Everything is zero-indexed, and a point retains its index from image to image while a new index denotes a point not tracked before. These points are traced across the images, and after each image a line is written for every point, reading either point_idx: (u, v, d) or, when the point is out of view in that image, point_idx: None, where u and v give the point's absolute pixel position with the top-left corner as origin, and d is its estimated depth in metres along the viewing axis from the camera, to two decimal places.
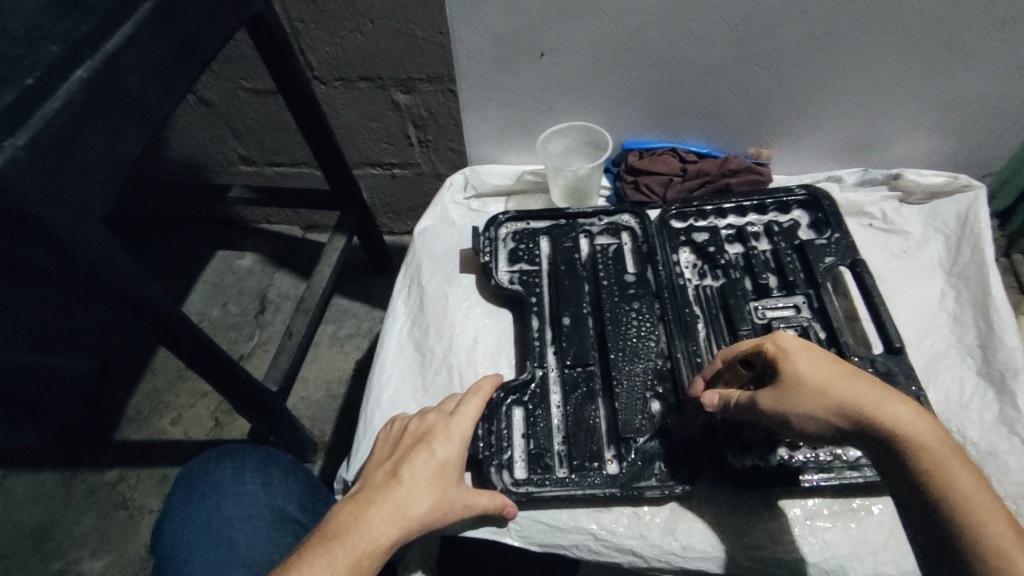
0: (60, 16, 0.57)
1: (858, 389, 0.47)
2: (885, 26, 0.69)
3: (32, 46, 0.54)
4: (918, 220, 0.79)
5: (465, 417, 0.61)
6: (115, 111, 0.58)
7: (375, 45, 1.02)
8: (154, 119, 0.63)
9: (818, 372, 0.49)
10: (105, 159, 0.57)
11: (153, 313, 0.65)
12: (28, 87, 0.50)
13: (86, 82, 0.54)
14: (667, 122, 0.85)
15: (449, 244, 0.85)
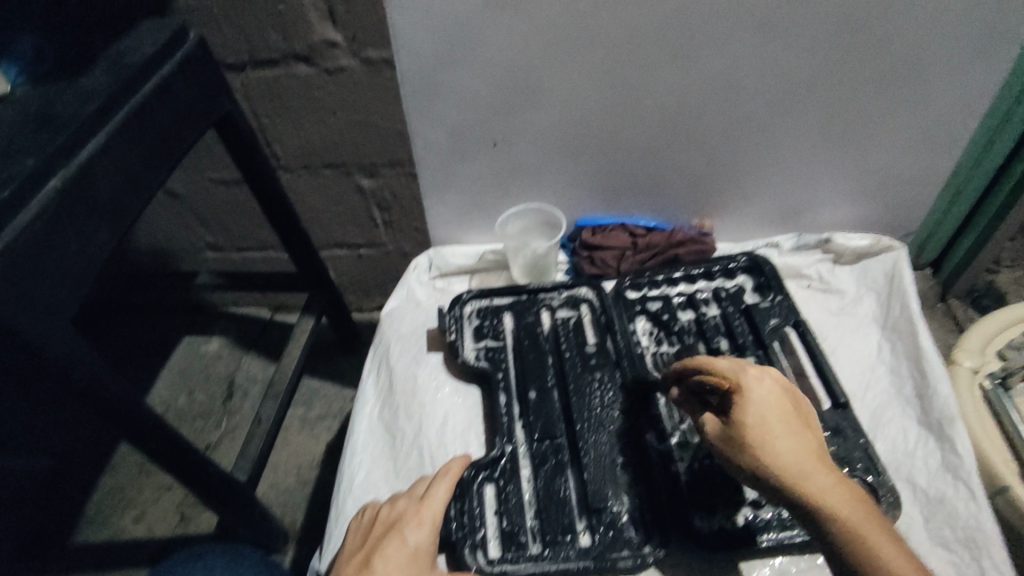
0: (35, 131, 0.60)
1: (796, 448, 0.54)
2: (796, 111, 0.78)
3: (7, 161, 0.57)
4: (851, 280, 0.86)
5: (435, 500, 0.62)
6: (88, 216, 0.60)
7: (339, 136, 1.07)
8: (126, 221, 0.66)
9: (763, 426, 0.55)
10: (75, 262, 0.59)
11: (120, 411, 0.65)
12: (3, 200, 0.53)
13: (60, 192, 0.57)
14: (615, 200, 0.91)
15: (416, 324, 0.88)
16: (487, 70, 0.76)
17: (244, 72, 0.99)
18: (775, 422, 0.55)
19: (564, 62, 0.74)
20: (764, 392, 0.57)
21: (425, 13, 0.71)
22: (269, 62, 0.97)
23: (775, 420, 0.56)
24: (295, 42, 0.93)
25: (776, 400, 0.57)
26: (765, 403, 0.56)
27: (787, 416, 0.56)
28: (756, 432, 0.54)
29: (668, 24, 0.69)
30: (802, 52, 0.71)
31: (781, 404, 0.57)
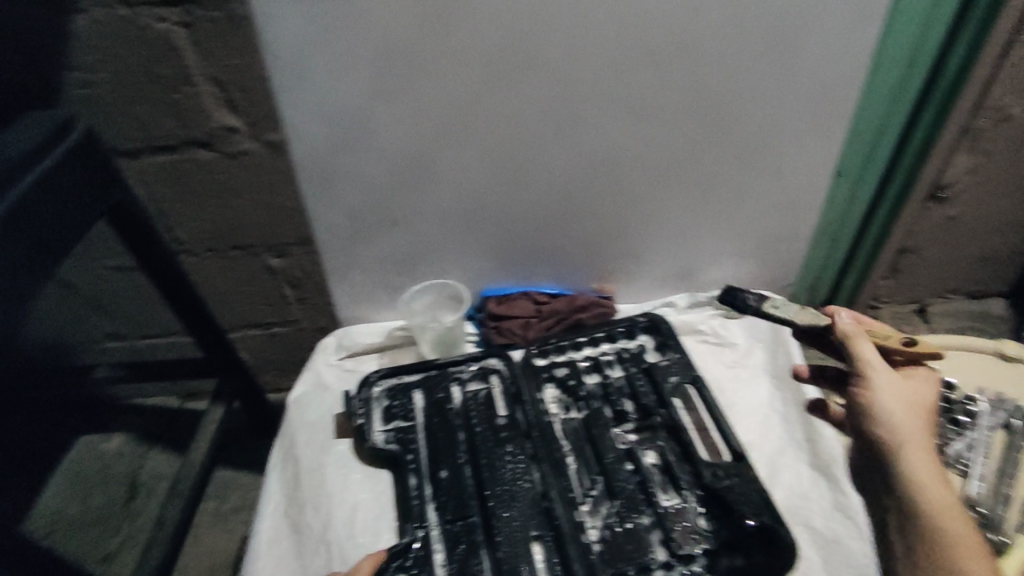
0: None
1: (902, 423, 0.54)
2: (677, 183, 0.84)
3: None
4: (742, 333, 0.91)
5: None
6: None
7: (242, 218, 1.00)
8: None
9: (903, 404, 0.54)
10: None
11: None
12: None
13: None
14: (517, 271, 0.94)
15: (323, 410, 0.86)
16: (382, 154, 0.78)
17: (138, 156, 0.91)
18: (913, 409, 0.55)
19: (455, 147, 0.78)
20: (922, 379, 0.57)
21: (316, 105, 0.73)
22: (165, 148, 0.90)
23: (906, 407, 0.54)
24: (193, 129, 0.88)
25: (932, 397, 0.56)
26: (907, 391, 0.55)
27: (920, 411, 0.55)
28: (889, 408, 0.54)
29: (548, 109, 0.75)
30: (673, 129, 0.78)
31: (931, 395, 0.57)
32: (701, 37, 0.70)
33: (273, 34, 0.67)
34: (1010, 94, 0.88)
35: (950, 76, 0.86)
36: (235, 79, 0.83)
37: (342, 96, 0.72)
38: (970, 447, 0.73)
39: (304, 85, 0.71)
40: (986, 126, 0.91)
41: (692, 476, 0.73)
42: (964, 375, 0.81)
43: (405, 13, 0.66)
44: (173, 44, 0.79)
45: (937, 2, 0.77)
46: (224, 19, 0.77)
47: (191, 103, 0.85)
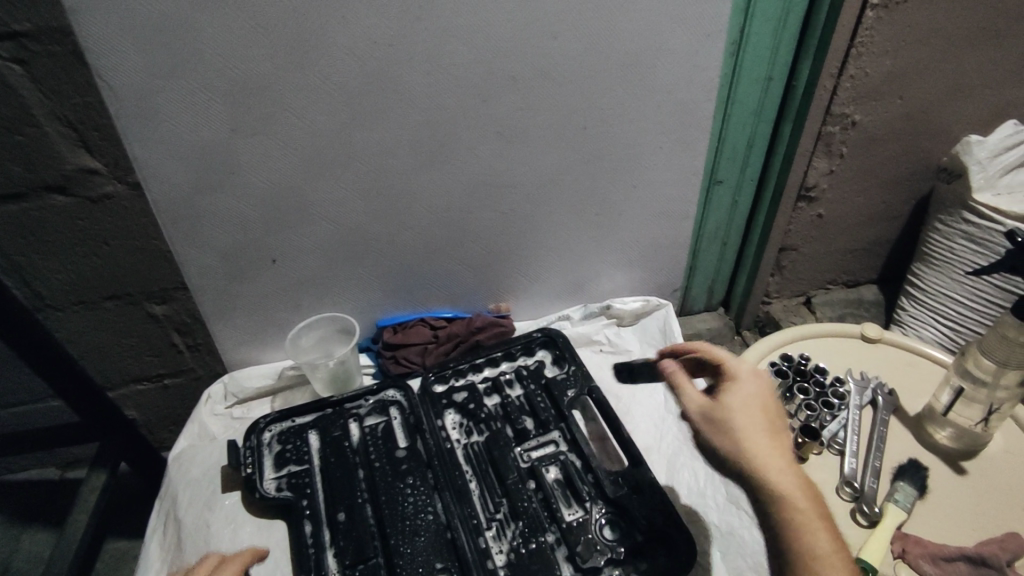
0: None
1: (747, 453, 0.53)
2: (559, 201, 0.86)
3: None
4: (635, 339, 0.95)
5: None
6: None
7: (113, 265, 0.93)
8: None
9: (750, 414, 0.55)
10: None
11: None
12: None
13: None
14: (412, 298, 0.92)
15: (207, 464, 0.80)
16: (253, 191, 0.75)
17: None
18: (756, 437, 0.54)
19: (328, 179, 0.76)
20: (751, 388, 0.56)
21: (170, 145, 0.69)
22: (11, 196, 0.82)
23: (749, 431, 0.54)
24: (41, 173, 0.81)
25: (760, 399, 0.56)
26: (749, 397, 0.56)
27: (770, 411, 0.56)
28: (739, 426, 0.54)
29: (420, 136, 0.75)
30: (546, 150, 0.80)
31: (766, 399, 0.57)
32: (561, 59, 0.72)
33: (112, 73, 0.63)
34: (853, 103, 0.96)
35: (800, 89, 0.93)
36: (86, 118, 0.77)
37: (199, 135, 0.69)
38: (843, 426, 0.78)
39: (154, 125, 0.67)
40: (836, 133, 1.00)
41: (594, 486, 0.74)
42: (834, 359, 0.88)
43: (255, 46, 0.64)
44: (9, 83, 0.72)
45: (781, 21, 0.85)
46: (66, 53, 0.71)
47: (37, 144, 0.79)
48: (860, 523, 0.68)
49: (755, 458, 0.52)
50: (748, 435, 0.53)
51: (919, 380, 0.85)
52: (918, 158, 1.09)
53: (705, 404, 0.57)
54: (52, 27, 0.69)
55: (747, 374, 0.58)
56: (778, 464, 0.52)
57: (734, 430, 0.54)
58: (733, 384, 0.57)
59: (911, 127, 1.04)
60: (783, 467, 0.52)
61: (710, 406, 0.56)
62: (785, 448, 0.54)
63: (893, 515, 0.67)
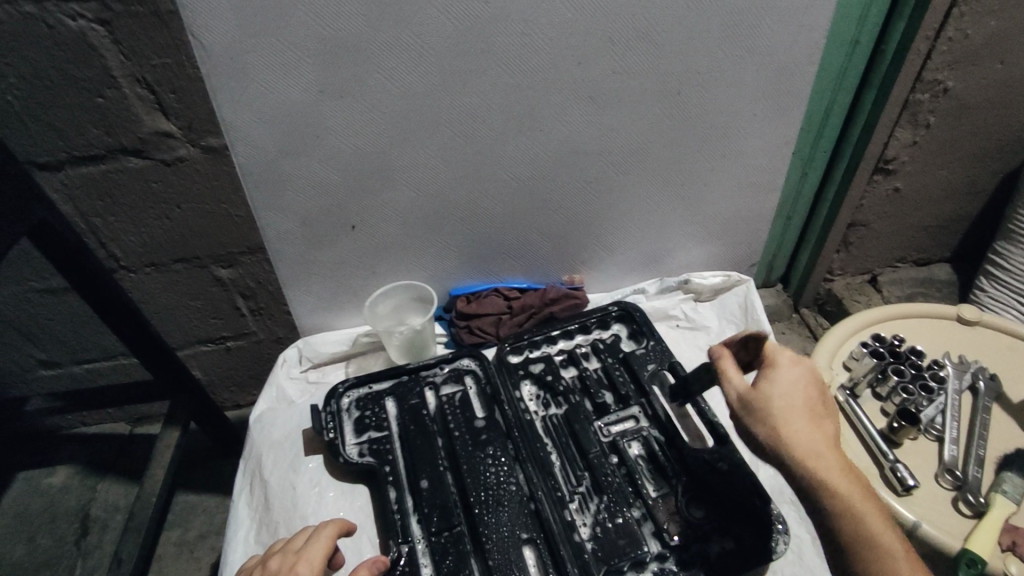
0: None
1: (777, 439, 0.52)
2: (640, 170, 0.83)
3: None
4: (712, 315, 0.91)
5: (312, 551, 0.57)
6: None
7: (185, 229, 0.94)
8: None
9: (790, 403, 0.53)
10: None
11: None
12: None
13: None
14: (485, 268, 0.91)
15: (290, 426, 0.81)
16: (337, 157, 0.74)
17: (61, 170, 0.85)
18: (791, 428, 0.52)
19: (411, 144, 0.74)
20: (792, 380, 0.55)
21: (255, 106, 0.68)
22: (91, 158, 0.84)
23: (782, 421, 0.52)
24: (119, 135, 0.82)
25: (800, 394, 0.54)
26: (789, 386, 0.55)
27: (812, 402, 0.54)
28: (780, 414, 0.53)
29: (506, 101, 0.72)
30: (633, 116, 0.77)
31: (807, 388, 0.55)
32: (660, 20, 0.68)
33: (204, 32, 0.62)
34: (948, 68, 0.89)
35: (890, 53, 0.87)
36: (164, 79, 0.77)
37: (286, 98, 0.68)
38: (941, 411, 0.75)
39: (240, 88, 0.66)
40: (926, 101, 0.93)
41: (678, 463, 0.73)
42: (930, 341, 0.85)
43: (349, 4, 0.62)
44: (92, 45, 0.73)
45: None
46: (150, 14, 0.71)
47: (118, 107, 0.79)
48: (963, 513, 0.67)
49: (795, 446, 0.51)
50: (786, 423, 0.52)
51: (1021, 365, 0.81)
52: (1016, 128, 1.01)
53: (743, 391, 0.55)
54: None
55: (788, 365, 0.56)
56: (824, 456, 0.51)
57: (778, 422, 0.52)
58: (774, 372, 0.55)
59: (1009, 94, 0.96)
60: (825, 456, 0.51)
61: (750, 391, 0.55)
62: (824, 436, 0.53)
63: (1002, 507, 0.64)
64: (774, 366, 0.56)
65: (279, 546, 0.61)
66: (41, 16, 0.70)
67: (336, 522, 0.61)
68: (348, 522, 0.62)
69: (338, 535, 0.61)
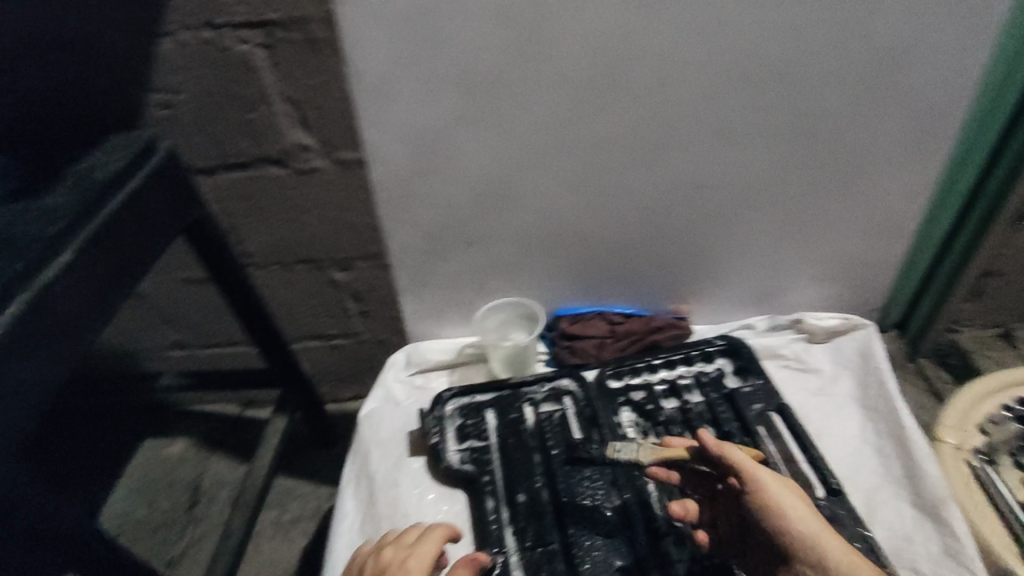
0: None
1: (810, 518, 0.57)
2: (758, 204, 0.82)
3: None
4: (826, 358, 0.86)
5: (423, 550, 0.61)
6: (47, 342, 0.64)
7: (313, 233, 1.02)
8: (86, 334, 0.69)
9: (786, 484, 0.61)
10: (32, 391, 0.62)
11: (65, 544, 0.64)
12: None
13: (21, 317, 0.61)
14: (591, 290, 0.92)
15: (396, 427, 0.85)
16: (465, 177, 0.79)
17: (215, 175, 0.95)
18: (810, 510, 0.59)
19: (535, 168, 0.78)
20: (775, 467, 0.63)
21: (397, 127, 0.74)
22: (241, 164, 0.93)
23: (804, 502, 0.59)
24: (266, 146, 0.91)
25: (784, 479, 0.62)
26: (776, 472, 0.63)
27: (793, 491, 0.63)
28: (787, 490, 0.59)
29: (631, 129, 0.74)
30: (757, 150, 0.76)
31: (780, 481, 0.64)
32: (796, 56, 0.68)
33: (361, 59, 0.69)
34: None
35: None
36: (311, 97, 0.85)
37: (427, 121, 0.74)
38: None
39: (387, 110, 0.73)
40: None
41: None
42: None
43: (496, 36, 0.67)
44: (254, 66, 0.82)
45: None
46: (304, 40, 0.80)
47: (271, 122, 0.88)
48: None
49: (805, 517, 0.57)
50: (793, 499, 0.59)
51: None
52: None
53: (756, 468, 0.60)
54: (298, 16, 0.77)
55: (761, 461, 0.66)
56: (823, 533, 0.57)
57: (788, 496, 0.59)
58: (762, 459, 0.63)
59: None
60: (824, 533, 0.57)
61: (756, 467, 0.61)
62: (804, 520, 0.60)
63: None
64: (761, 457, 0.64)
65: (389, 538, 0.65)
66: (217, 41, 0.80)
67: (444, 527, 0.64)
68: (455, 529, 0.65)
69: (446, 540, 0.63)
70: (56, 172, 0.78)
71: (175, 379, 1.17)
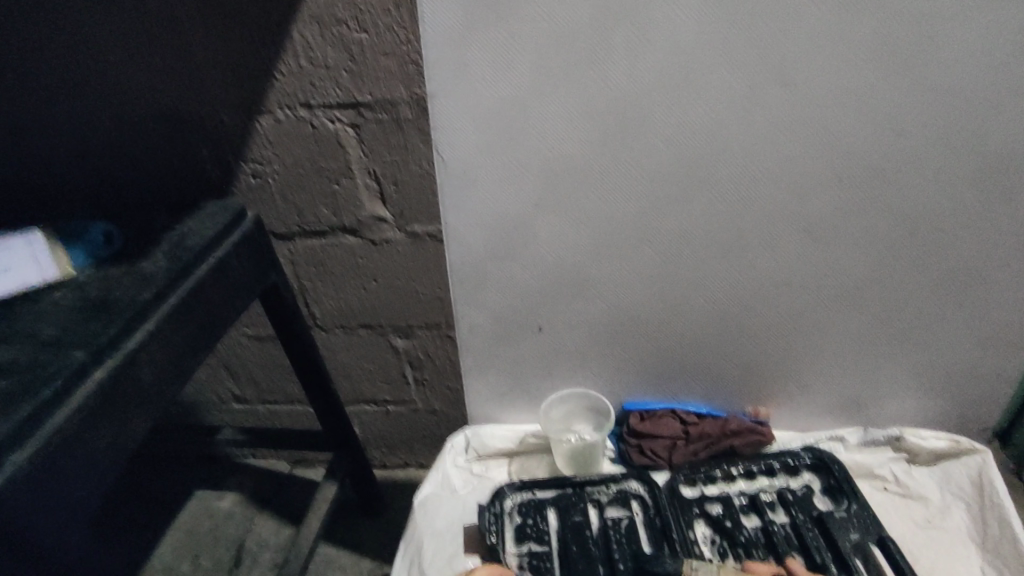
0: (88, 324, 0.65)
1: None
2: (855, 307, 0.76)
3: (57, 355, 0.61)
4: (932, 484, 0.79)
5: None
6: (125, 407, 0.63)
7: (380, 299, 1.02)
8: (162, 399, 0.69)
9: None
10: (104, 458, 0.61)
11: None
12: (43, 400, 0.56)
13: (104, 383, 0.60)
14: (664, 386, 0.87)
15: (453, 518, 0.81)
16: (541, 267, 0.77)
17: (292, 241, 0.97)
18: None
19: (616, 260, 0.75)
20: None
21: (477, 212, 0.74)
22: (319, 232, 0.95)
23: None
24: (343, 215, 0.92)
25: None
26: None
27: None
28: None
29: (718, 225, 0.71)
30: (858, 250, 0.72)
31: None
32: (902, 159, 0.65)
33: (448, 147, 0.69)
34: None
35: None
36: (391, 173, 0.87)
37: (508, 207, 0.73)
38: None
39: (468, 195, 0.73)
40: None
41: None
42: None
43: (581, 130, 0.66)
44: (340, 141, 0.85)
45: None
46: (391, 121, 0.82)
47: (350, 194, 0.90)
48: None
49: None
50: None
51: None
52: None
53: None
54: (386, 100, 0.80)
55: None
56: None
57: None
58: None
59: None
60: None
61: None
62: None
63: None
64: None
65: None
66: (309, 119, 0.83)
67: None
68: None
69: None
70: (149, 237, 0.81)
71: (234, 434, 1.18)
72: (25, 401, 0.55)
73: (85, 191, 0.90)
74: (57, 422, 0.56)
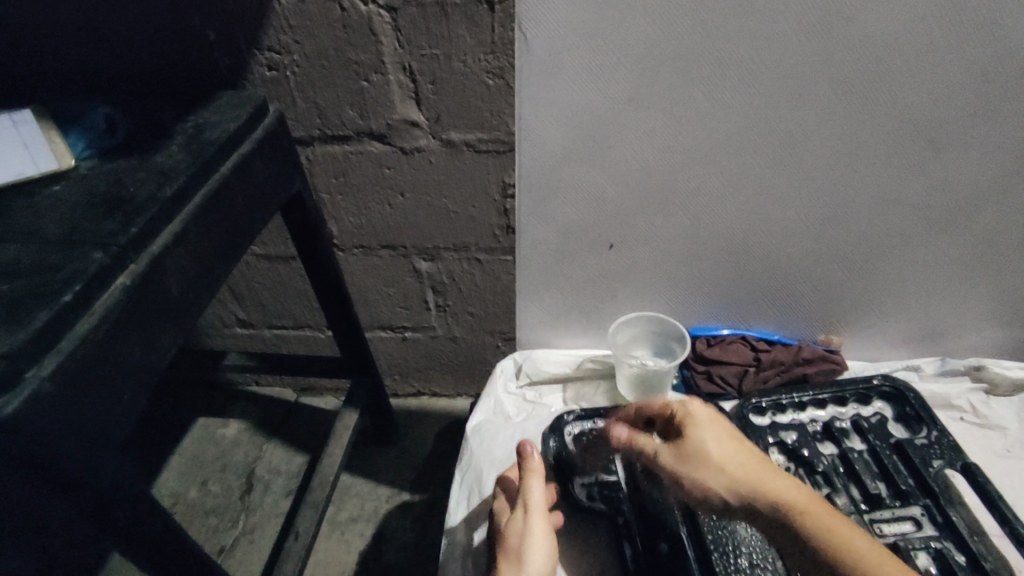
0: (104, 216, 0.51)
1: (738, 469, 0.52)
2: (955, 229, 0.72)
3: (72, 252, 0.47)
4: (1010, 413, 0.77)
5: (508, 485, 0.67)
6: (156, 317, 0.50)
7: (406, 217, 0.82)
8: (195, 313, 0.55)
9: (711, 431, 0.55)
10: (134, 374, 0.48)
11: (163, 562, 0.50)
12: (64, 304, 0.42)
13: (130, 290, 0.47)
14: (735, 310, 0.84)
15: (510, 445, 0.78)
16: (625, 173, 0.69)
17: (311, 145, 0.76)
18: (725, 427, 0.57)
19: (710, 168, 0.68)
20: (706, 417, 0.56)
21: (559, 108, 0.65)
22: (340, 137, 0.74)
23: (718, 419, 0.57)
24: (371, 119, 0.72)
25: (706, 417, 0.56)
26: (702, 418, 0.56)
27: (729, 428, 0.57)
28: (703, 446, 0.54)
29: (834, 132, 0.64)
30: (984, 164, 0.66)
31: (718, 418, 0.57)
32: None
33: (533, 30, 0.60)
34: None
35: None
36: (429, 70, 0.67)
37: (595, 103, 0.64)
38: None
39: (552, 88, 0.63)
40: None
41: None
42: None
43: (690, 17, 0.57)
44: (373, 30, 0.64)
45: None
46: (434, 5, 0.62)
47: (377, 94, 0.70)
48: None
49: (719, 467, 0.53)
50: (710, 448, 0.54)
51: None
52: None
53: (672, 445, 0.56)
54: None
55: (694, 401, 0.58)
56: (746, 470, 0.52)
57: (708, 449, 0.54)
58: (690, 415, 0.57)
59: None
60: (752, 470, 0.52)
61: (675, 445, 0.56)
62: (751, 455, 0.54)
63: None
64: (686, 412, 0.57)
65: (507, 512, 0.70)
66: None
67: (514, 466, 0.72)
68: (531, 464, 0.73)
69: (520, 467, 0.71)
70: (163, 116, 0.65)
71: (241, 359, 1.01)
72: (42, 308, 0.42)
73: (61, 74, 0.71)
74: (79, 333, 0.43)
